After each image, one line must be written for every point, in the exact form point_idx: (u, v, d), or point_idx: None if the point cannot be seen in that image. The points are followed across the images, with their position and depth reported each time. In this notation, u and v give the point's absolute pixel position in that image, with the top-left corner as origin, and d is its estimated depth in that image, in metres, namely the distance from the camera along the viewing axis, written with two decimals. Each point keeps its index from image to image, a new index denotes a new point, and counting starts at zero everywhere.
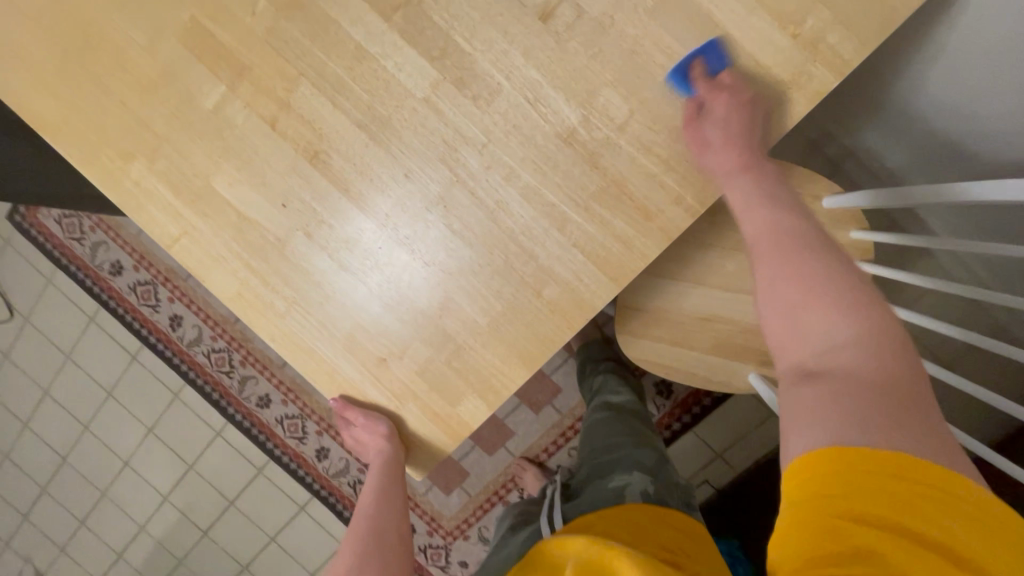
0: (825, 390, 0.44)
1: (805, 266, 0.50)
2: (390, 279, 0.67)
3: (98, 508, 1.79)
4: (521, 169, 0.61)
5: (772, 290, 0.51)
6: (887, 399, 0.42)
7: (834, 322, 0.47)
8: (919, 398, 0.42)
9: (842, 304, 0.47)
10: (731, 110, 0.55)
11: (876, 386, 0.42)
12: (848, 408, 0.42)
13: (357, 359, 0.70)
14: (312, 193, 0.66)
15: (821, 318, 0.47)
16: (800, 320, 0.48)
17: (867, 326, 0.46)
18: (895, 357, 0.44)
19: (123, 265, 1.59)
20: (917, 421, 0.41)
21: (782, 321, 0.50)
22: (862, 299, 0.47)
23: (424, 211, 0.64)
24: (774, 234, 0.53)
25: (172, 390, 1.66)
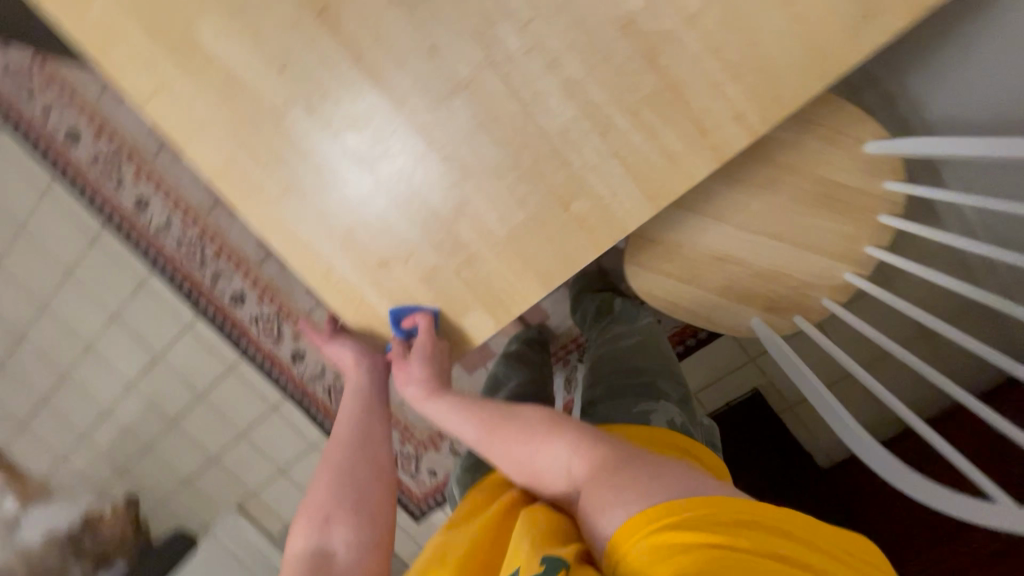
0: (593, 495, 0.49)
1: (517, 432, 0.58)
2: (400, 172, 0.60)
3: (60, 389, 1.76)
4: (567, 57, 0.53)
5: (508, 461, 0.58)
6: (615, 469, 0.49)
7: (557, 450, 0.55)
8: (625, 449, 0.52)
9: (547, 441, 0.56)
10: (427, 345, 0.66)
11: (604, 467, 0.50)
12: (613, 487, 0.48)
13: (356, 257, 0.64)
14: (316, 58, 0.56)
15: (549, 458, 0.55)
16: (548, 468, 0.55)
17: (563, 442, 0.55)
18: (602, 441, 0.53)
19: (81, 133, 1.43)
20: (649, 462, 0.49)
21: (538, 479, 0.56)
22: (549, 425, 0.57)
23: (447, 95, 0.56)
24: (481, 425, 0.62)
25: (137, 278, 1.57)
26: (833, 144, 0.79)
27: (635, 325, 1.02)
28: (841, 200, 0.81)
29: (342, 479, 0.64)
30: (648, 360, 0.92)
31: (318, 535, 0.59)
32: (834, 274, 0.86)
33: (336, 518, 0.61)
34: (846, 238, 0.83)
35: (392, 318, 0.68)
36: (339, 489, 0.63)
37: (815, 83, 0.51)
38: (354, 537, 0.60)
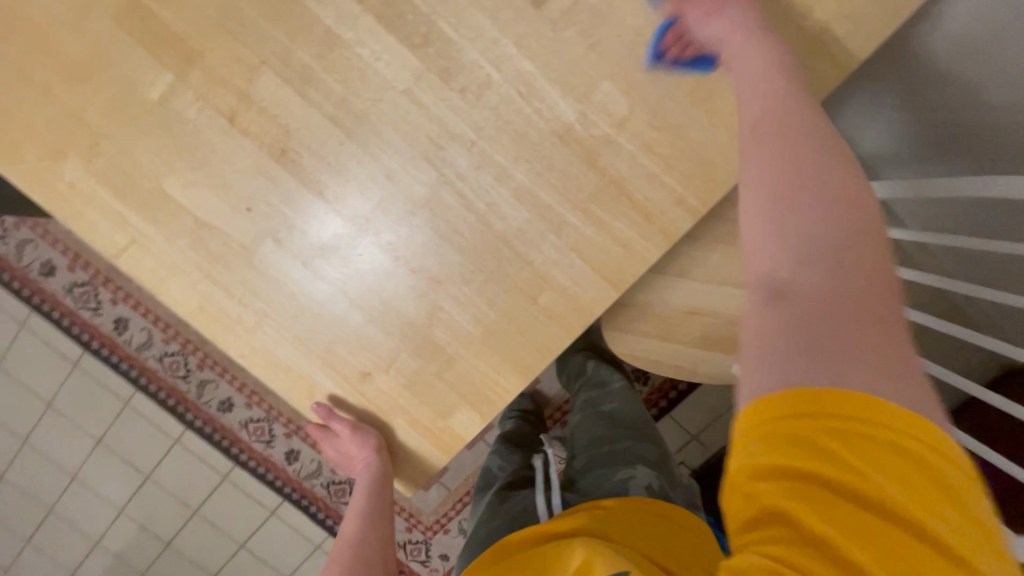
0: (779, 326, 0.35)
1: (790, 164, 0.40)
2: (371, 287, 0.62)
3: (44, 526, 1.68)
4: (514, 168, 0.57)
5: (756, 184, 0.40)
6: (836, 331, 0.34)
7: (814, 219, 0.37)
8: (880, 321, 0.34)
9: (806, 204, 0.38)
10: (728, 24, 0.48)
11: (828, 311, 0.34)
12: (821, 338, 0.34)
13: (337, 373, 0.65)
14: (281, 196, 0.60)
15: (796, 219, 0.38)
16: (785, 220, 0.38)
17: (836, 225, 0.37)
18: (872, 277, 0.36)
19: (56, 265, 1.44)
20: (879, 351, 0.33)
21: (752, 224, 0.40)
22: (842, 195, 0.38)
23: (407, 214, 0.59)
24: (753, 125, 0.43)
25: (121, 399, 1.55)
26: None
27: (609, 386, 1.04)
28: None
29: None
30: (621, 425, 0.92)
31: None
32: None
33: None
34: None
35: (663, 27, 0.51)
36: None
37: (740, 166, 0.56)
38: None
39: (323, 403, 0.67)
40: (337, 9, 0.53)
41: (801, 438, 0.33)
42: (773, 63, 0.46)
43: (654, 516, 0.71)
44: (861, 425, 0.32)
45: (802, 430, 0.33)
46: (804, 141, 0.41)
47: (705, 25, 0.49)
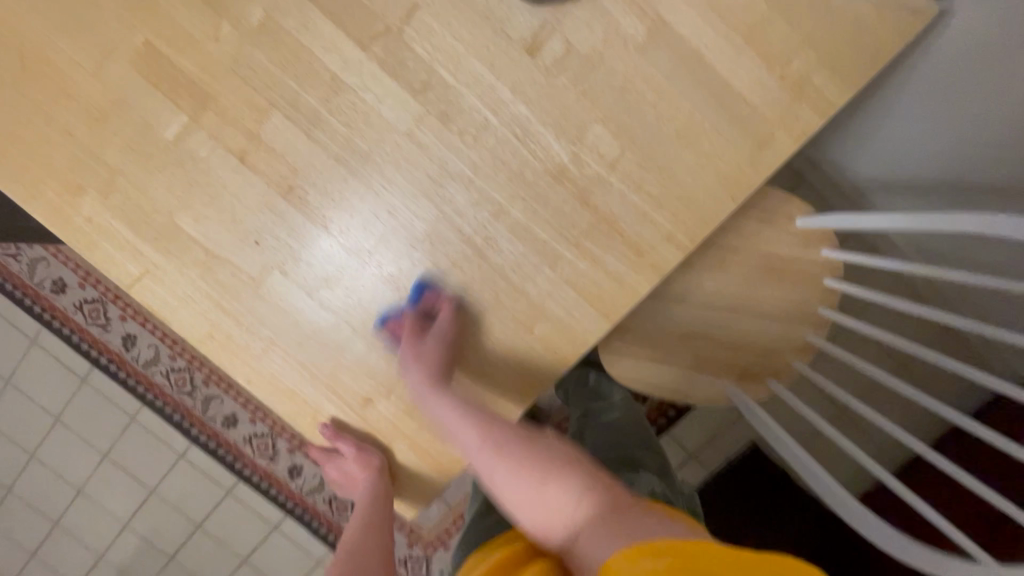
0: (595, 548, 0.47)
1: (520, 457, 0.54)
2: (373, 317, 0.64)
3: (50, 539, 1.70)
4: (510, 205, 0.59)
5: (511, 491, 0.53)
6: (625, 517, 0.48)
7: (558, 485, 0.52)
8: (636, 504, 0.49)
9: (545, 476, 0.52)
10: (444, 334, 0.62)
11: (612, 518, 0.48)
12: (617, 531, 0.47)
13: (340, 399, 0.67)
14: (287, 230, 0.62)
15: (553, 492, 0.51)
16: (546, 497, 0.51)
17: (569, 475, 0.52)
18: (606, 486, 0.51)
19: (67, 282, 1.48)
20: (652, 512, 0.48)
21: (529, 512, 0.52)
22: (560, 462, 0.53)
23: (408, 248, 0.62)
24: (485, 446, 0.57)
25: (128, 414, 1.58)
26: (769, 224, 0.86)
27: (611, 399, 1.06)
28: (787, 270, 0.88)
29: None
30: (624, 435, 0.95)
31: None
32: (789, 337, 0.91)
33: None
34: (796, 305, 0.89)
35: (415, 287, 0.63)
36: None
37: (727, 205, 0.58)
38: None
39: (336, 419, 0.69)
40: (343, 57, 0.56)
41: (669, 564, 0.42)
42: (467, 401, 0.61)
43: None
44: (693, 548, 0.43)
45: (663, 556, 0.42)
46: (515, 436, 0.56)
47: (420, 344, 0.63)
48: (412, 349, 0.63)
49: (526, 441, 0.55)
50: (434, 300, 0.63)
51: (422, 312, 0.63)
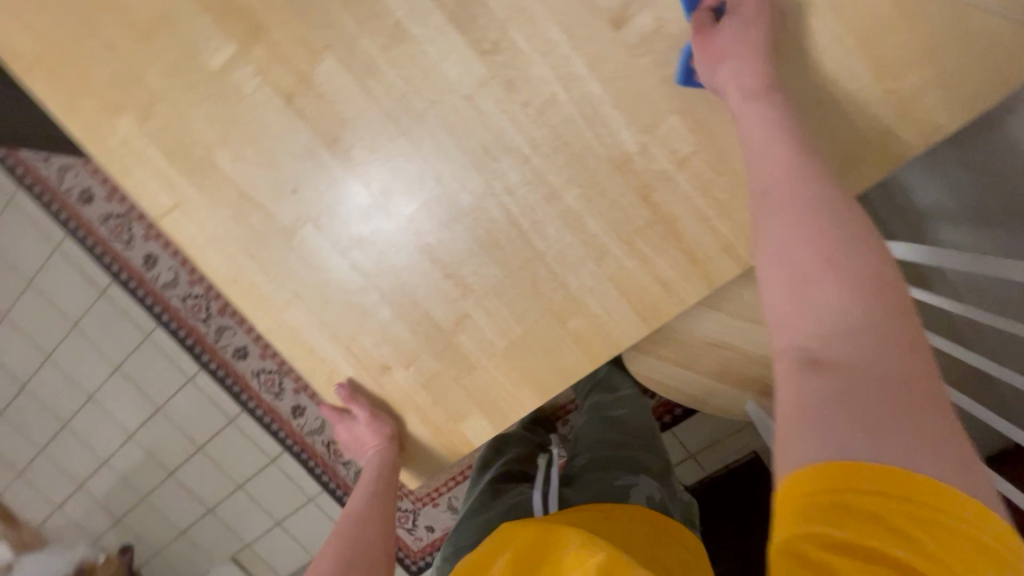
0: (820, 387, 0.35)
1: (811, 230, 0.42)
2: (403, 284, 0.62)
3: (60, 437, 1.79)
4: (565, 190, 0.55)
5: (778, 257, 0.43)
6: (889, 402, 0.34)
7: (834, 298, 0.39)
8: (911, 389, 0.34)
9: (831, 274, 0.40)
10: (749, 24, 0.47)
11: (868, 386, 0.34)
12: (858, 405, 0.34)
13: (358, 362, 0.66)
14: (327, 182, 0.59)
15: (826, 295, 0.39)
16: (813, 294, 0.40)
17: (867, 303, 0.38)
18: (903, 355, 0.36)
19: (94, 193, 1.47)
20: (920, 419, 0.33)
21: (782, 295, 0.41)
22: (866, 277, 0.39)
23: (450, 220, 0.58)
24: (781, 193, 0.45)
25: (142, 331, 1.60)
26: None
27: (620, 392, 1.05)
28: None
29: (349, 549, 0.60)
30: (628, 432, 0.94)
31: None
32: None
33: None
34: None
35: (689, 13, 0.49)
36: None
37: None
38: None
39: (344, 380, 0.67)
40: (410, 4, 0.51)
41: (856, 511, 0.32)
42: (790, 130, 0.47)
43: (653, 529, 0.70)
44: (915, 500, 0.31)
45: (859, 501, 0.32)
46: (827, 208, 0.43)
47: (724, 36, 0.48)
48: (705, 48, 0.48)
49: (828, 220, 0.42)
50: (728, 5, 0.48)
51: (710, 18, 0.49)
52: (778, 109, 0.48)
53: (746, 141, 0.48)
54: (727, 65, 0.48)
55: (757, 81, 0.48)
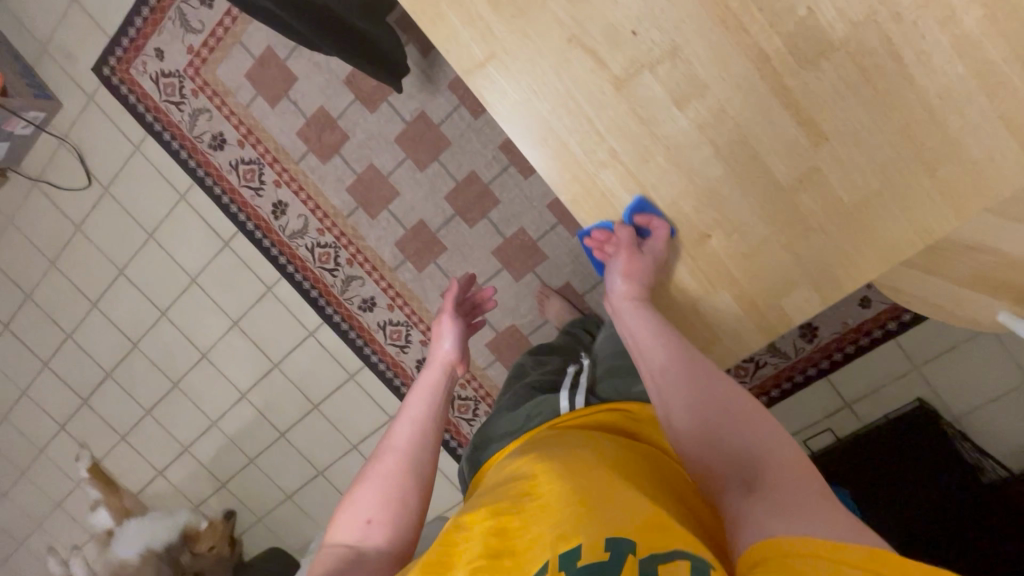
0: (749, 515, 0.41)
1: (710, 388, 0.52)
2: (743, 137, 0.56)
3: (168, 398, 1.78)
4: (967, 11, 0.49)
5: (697, 415, 0.51)
6: (784, 503, 0.40)
7: (744, 440, 0.47)
8: (806, 489, 0.42)
9: (727, 424, 0.49)
10: (653, 262, 0.60)
11: (771, 496, 0.41)
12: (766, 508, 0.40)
13: (674, 233, 0.60)
14: (674, 18, 0.54)
15: (737, 441, 0.48)
16: (738, 435, 0.48)
17: (750, 426, 0.48)
18: (801, 474, 0.44)
19: (226, 139, 1.45)
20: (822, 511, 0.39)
21: (704, 454, 0.49)
22: (743, 419, 0.49)
23: (815, 57, 0.53)
24: (669, 361, 0.55)
25: (265, 284, 1.57)
26: None
27: None
28: None
29: (392, 493, 0.67)
30: None
31: (358, 534, 0.64)
32: None
33: (377, 521, 0.64)
34: None
35: (631, 206, 0.60)
36: (386, 499, 0.66)
37: None
38: (389, 544, 0.63)
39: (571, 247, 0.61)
40: None
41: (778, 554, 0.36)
42: (652, 313, 0.60)
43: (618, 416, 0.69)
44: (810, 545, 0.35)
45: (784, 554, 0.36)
46: (703, 366, 0.54)
47: (637, 261, 0.60)
48: (619, 261, 0.61)
49: (712, 380, 0.53)
50: (654, 230, 0.60)
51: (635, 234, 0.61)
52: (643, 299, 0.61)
53: (624, 314, 0.61)
54: (632, 281, 0.60)
55: (641, 289, 0.61)
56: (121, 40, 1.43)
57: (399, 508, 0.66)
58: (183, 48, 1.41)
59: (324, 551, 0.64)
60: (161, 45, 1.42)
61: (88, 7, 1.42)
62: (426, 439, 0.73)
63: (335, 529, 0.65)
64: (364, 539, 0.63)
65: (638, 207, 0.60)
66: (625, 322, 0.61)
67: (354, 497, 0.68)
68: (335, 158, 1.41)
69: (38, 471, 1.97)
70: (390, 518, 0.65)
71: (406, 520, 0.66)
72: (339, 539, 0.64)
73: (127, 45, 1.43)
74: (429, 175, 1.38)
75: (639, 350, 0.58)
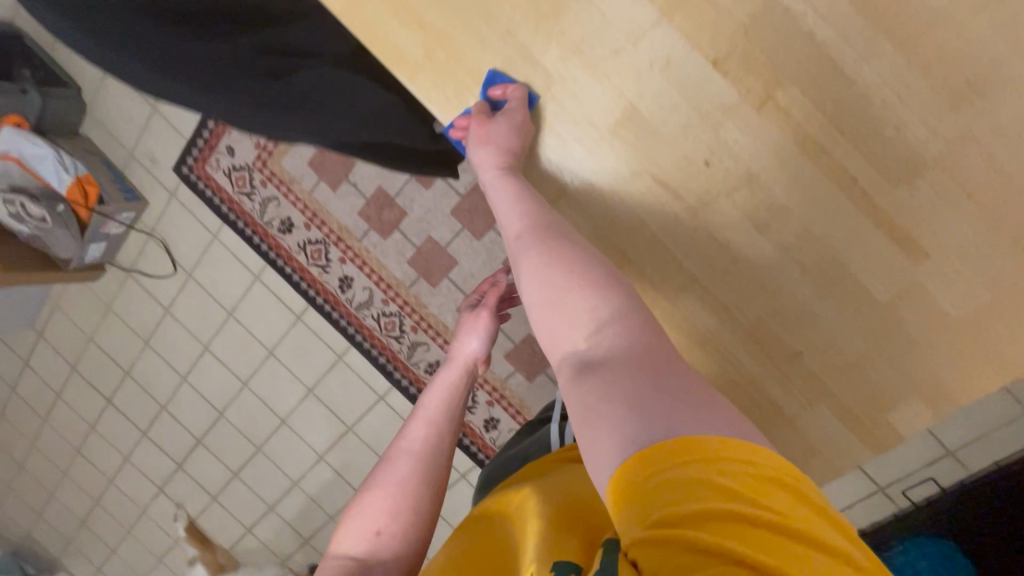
0: (588, 390, 0.38)
1: (556, 252, 0.48)
2: (832, 255, 0.54)
3: (253, 461, 1.89)
4: None
5: (541, 279, 0.47)
6: (631, 386, 0.36)
7: (580, 301, 0.44)
8: (644, 354, 0.39)
9: (568, 285, 0.45)
10: (507, 126, 0.55)
11: (615, 372, 0.38)
12: (609, 389, 0.37)
13: (762, 350, 0.59)
14: (750, 147, 0.53)
15: (573, 300, 0.44)
16: (569, 296, 0.45)
17: (592, 283, 0.45)
18: (649, 332, 0.41)
19: (294, 222, 1.53)
20: (678, 383, 0.36)
21: (541, 315, 0.46)
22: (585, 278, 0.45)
23: (907, 173, 0.50)
24: (523, 232, 0.52)
25: (336, 352, 1.65)
26: None
27: None
28: None
29: (401, 504, 0.66)
30: None
31: (366, 547, 0.63)
32: None
33: (385, 533, 0.64)
34: None
35: (486, 81, 0.58)
36: (396, 508, 0.66)
37: None
38: (396, 559, 0.63)
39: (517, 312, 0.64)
40: None
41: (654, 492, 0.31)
42: (518, 180, 0.56)
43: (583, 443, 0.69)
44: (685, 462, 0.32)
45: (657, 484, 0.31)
46: (557, 228, 0.51)
47: (489, 126, 0.56)
48: (473, 133, 0.57)
49: (560, 243, 0.49)
50: (506, 97, 0.57)
51: (489, 107, 0.58)
52: (508, 163, 0.56)
53: (485, 182, 0.57)
54: (489, 147, 0.56)
55: (507, 156, 0.56)
56: (196, 141, 1.55)
57: (407, 521, 0.65)
58: (251, 143, 1.52)
59: (330, 561, 0.64)
60: (231, 143, 1.53)
61: (167, 114, 1.56)
62: (441, 446, 0.73)
63: (343, 537, 0.65)
64: (372, 553, 0.62)
65: (490, 82, 0.58)
66: (487, 193, 0.57)
67: (362, 504, 0.67)
68: (395, 233, 1.47)
69: (141, 529, 2.12)
70: (399, 530, 0.64)
71: (414, 529, 0.65)
72: (345, 552, 0.63)
73: (201, 145, 1.55)
74: (485, 243, 1.41)
75: (501, 225, 0.55)
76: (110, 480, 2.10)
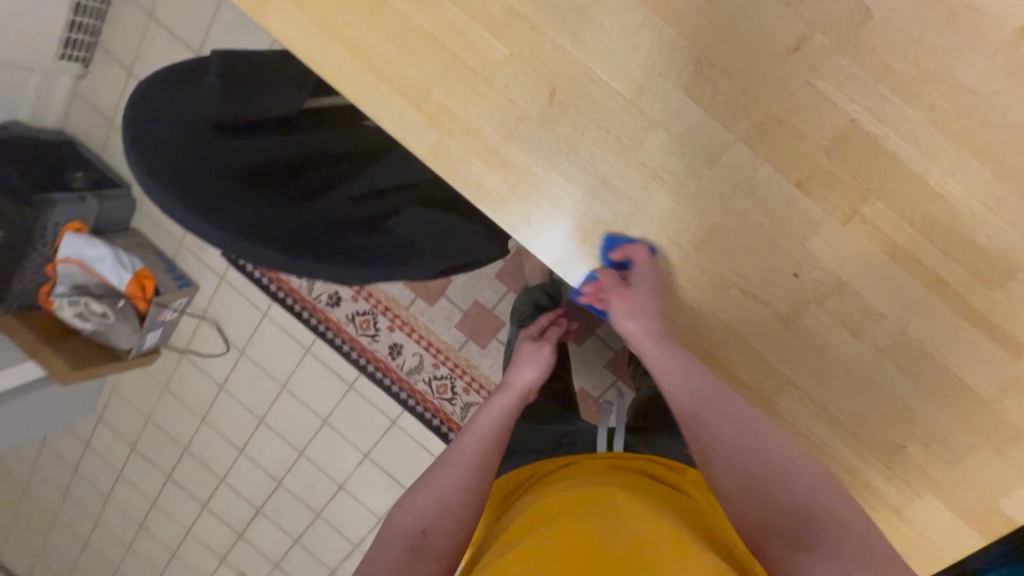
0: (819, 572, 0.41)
1: (745, 432, 0.52)
2: (930, 354, 0.55)
3: (313, 527, 1.91)
4: None
5: (736, 460, 0.51)
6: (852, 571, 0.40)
7: (785, 488, 0.48)
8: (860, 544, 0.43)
9: (772, 472, 0.49)
10: (646, 289, 0.58)
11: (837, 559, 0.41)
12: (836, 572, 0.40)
13: (863, 444, 0.60)
14: (841, 258, 0.55)
15: (781, 491, 0.48)
16: (772, 480, 0.49)
17: (791, 474, 0.49)
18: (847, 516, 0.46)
19: (341, 296, 1.58)
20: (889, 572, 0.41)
21: (739, 493, 0.49)
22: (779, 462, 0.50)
23: (1002, 276, 0.52)
24: (698, 409, 0.55)
25: (389, 417, 1.67)
26: None
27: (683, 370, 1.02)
28: None
29: (452, 500, 0.62)
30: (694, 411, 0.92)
31: (413, 540, 0.58)
32: None
33: (433, 531, 0.59)
34: None
35: (604, 245, 0.61)
36: (447, 505, 0.62)
37: None
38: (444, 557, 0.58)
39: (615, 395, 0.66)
40: (974, 45, 0.47)
41: None
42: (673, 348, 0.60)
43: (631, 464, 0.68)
44: None
45: None
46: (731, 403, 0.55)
47: (629, 295, 0.59)
48: (617, 304, 0.61)
49: (740, 421, 0.53)
50: (632, 257, 0.59)
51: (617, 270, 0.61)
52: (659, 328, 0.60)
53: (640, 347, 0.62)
54: (635, 316, 0.60)
55: (654, 325, 0.60)
56: None
57: (457, 521, 0.61)
58: None
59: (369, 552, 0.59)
60: None
61: None
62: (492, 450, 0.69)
63: (386, 529, 0.60)
64: (421, 547, 0.58)
65: (611, 244, 0.60)
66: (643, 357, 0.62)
67: (408, 499, 0.63)
68: (442, 299, 1.50)
69: None
70: (449, 531, 0.60)
71: (463, 529, 0.61)
72: (388, 541, 0.59)
73: None
74: None
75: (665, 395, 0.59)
76: (171, 552, 2.12)
